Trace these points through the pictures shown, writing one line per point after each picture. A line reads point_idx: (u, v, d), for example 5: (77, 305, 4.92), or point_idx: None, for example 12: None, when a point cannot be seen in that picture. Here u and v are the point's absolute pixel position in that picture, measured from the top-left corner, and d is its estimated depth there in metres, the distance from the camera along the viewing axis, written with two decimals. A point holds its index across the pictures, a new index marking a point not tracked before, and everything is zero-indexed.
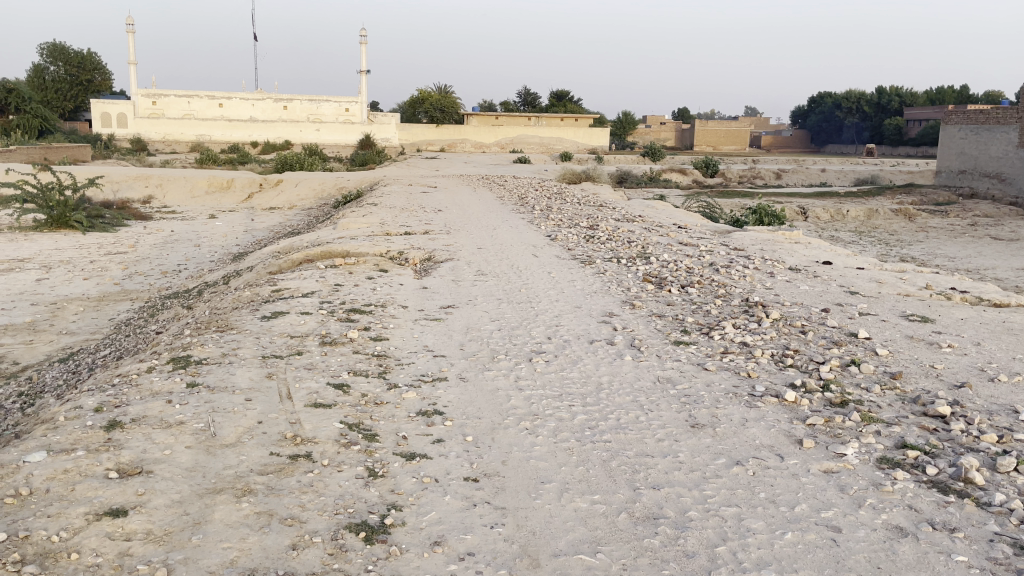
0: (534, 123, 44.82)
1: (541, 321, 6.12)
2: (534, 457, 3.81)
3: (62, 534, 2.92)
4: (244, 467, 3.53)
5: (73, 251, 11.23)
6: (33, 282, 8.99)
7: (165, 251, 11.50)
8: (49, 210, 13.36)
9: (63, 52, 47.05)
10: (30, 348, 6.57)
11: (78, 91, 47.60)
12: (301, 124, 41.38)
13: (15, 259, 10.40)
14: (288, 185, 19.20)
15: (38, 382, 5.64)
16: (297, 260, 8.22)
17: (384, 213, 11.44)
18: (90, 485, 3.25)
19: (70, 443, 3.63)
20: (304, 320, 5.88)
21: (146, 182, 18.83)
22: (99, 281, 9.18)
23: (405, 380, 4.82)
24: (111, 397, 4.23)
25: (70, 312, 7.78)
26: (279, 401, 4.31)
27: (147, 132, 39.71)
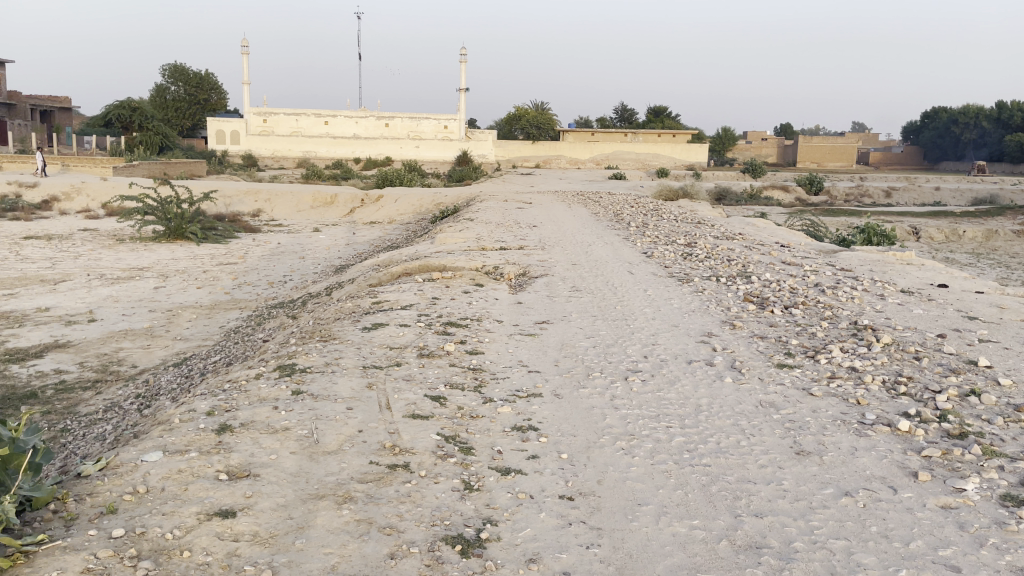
0: (630, 139, 44.55)
1: (637, 339, 6.03)
2: (631, 478, 3.74)
3: (176, 533, 3.04)
4: (345, 475, 3.61)
5: (188, 261, 11.81)
6: (151, 290, 9.51)
7: (272, 262, 11.95)
8: (168, 222, 14.15)
9: (182, 73, 49.98)
10: (147, 352, 6.94)
11: (195, 109, 50.33)
12: (402, 141, 42.43)
13: (136, 268, 11.04)
14: (388, 200, 19.69)
15: (154, 385, 5.96)
16: (396, 273, 8.41)
17: (480, 229, 11.58)
18: (202, 486, 3.40)
19: (184, 444, 3.81)
20: (403, 333, 5.98)
21: (256, 196, 19.67)
22: (211, 290, 9.63)
23: (500, 394, 4.83)
24: (222, 402, 4.42)
25: (184, 318, 8.19)
26: (379, 411, 4.40)
27: (258, 149, 41.75)
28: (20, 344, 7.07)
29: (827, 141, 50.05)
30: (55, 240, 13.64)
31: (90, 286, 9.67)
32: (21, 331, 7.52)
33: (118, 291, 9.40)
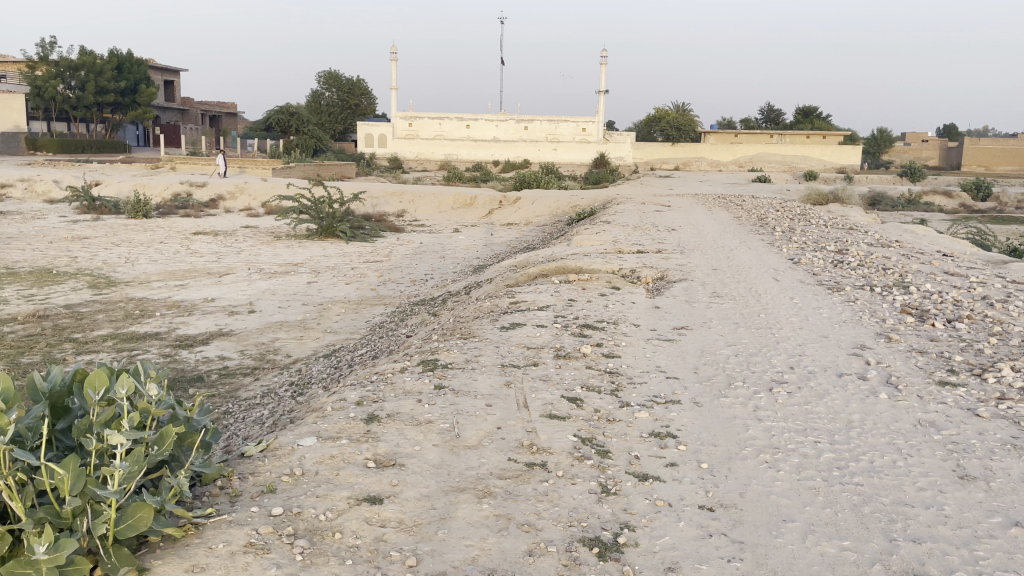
0: (776, 141, 42.96)
1: (782, 349, 5.81)
2: (776, 492, 3.60)
3: (328, 515, 3.22)
4: (485, 470, 3.69)
5: (338, 258, 12.45)
6: (305, 285, 10.10)
7: (415, 261, 12.39)
8: (320, 220, 14.96)
9: (337, 80, 52.88)
10: (300, 343, 7.39)
11: (347, 114, 52.91)
12: (541, 144, 42.84)
13: (290, 263, 11.75)
14: (526, 202, 19.95)
15: (306, 374, 6.33)
16: (533, 274, 8.52)
17: (617, 231, 11.51)
18: (351, 471, 3.57)
19: (336, 431, 4.03)
20: (540, 333, 6.05)
21: (400, 197, 20.44)
22: (359, 286, 10.11)
23: (637, 399, 4.78)
24: (369, 392, 4.63)
25: (334, 312, 8.64)
26: (517, 409, 4.46)
27: (404, 152, 43.26)
28: (190, 331, 7.69)
29: (997, 143, 46.14)
30: (220, 236, 14.74)
31: (251, 279, 10.39)
32: (191, 319, 8.18)
33: (275, 285, 10.03)
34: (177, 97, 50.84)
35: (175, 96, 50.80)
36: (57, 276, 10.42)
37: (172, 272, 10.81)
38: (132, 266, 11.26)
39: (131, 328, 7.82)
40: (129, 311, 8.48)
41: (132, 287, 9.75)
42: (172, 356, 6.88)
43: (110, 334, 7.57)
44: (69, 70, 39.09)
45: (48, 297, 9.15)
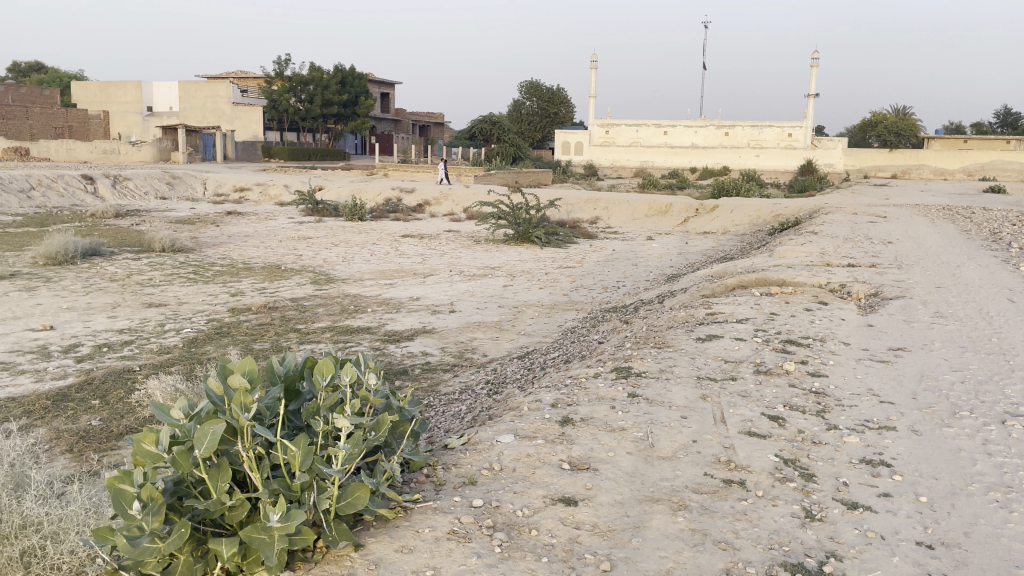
0: (1014, 147, 38.61)
1: (1017, 378, 5.22)
2: (1007, 536, 3.25)
3: (526, 511, 3.32)
4: (680, 482, 3.63)
5: (533, 263, 12.77)
6: (501, 287, 10.46)
7: (608, 268, 12.42)
8: (517, 226, 15.41)
9: (537, 89, 54.20)
10: (496, 343, 7.66)
11: (546, 123, 54.17)
12: (742, 151, 41.44)
13: (488, 267, 12.21)
14: (724, 211, 19.38)
15: (501, 374, 6.54)
16: (731, 285, 8.26)
17: (825, 243, 10.89)
18: (547, 471, 3.66)
19: (532, 430, 4.15)
20: (739, 346, 5.86)
21: (595, 205, 20.66)
22: (552, 291, 10.30)
23: (846, 422, 4.48)
24: (564, 396, 4.72)
25: (528, 315, 8.86)
26: (714, 423, 4.35)
27: (599, 159, 43.83)
28: (397, 327, 8.23)
29: None
30: (425, 239, 15.62)
31: (452, 280, 10.91)
32: (398, 316, 8.73)
33: (473, 287, 10.47)
34: (391, 108, 54.50)
35: (389, 107, 54.50)
36: (285, 272, 11.53)
37: (382, 271, 11.60)
38: (348, 265, 12.21)
39: (345, 322, 8.48)
40: (344, 306, 9.21)
41: (347, 284, 10.58)
42: (381, 349, 7.39)
43: (328, 326, 8.25)
44: (300, 85, 43.22)
45: (277, 290, 10.14)
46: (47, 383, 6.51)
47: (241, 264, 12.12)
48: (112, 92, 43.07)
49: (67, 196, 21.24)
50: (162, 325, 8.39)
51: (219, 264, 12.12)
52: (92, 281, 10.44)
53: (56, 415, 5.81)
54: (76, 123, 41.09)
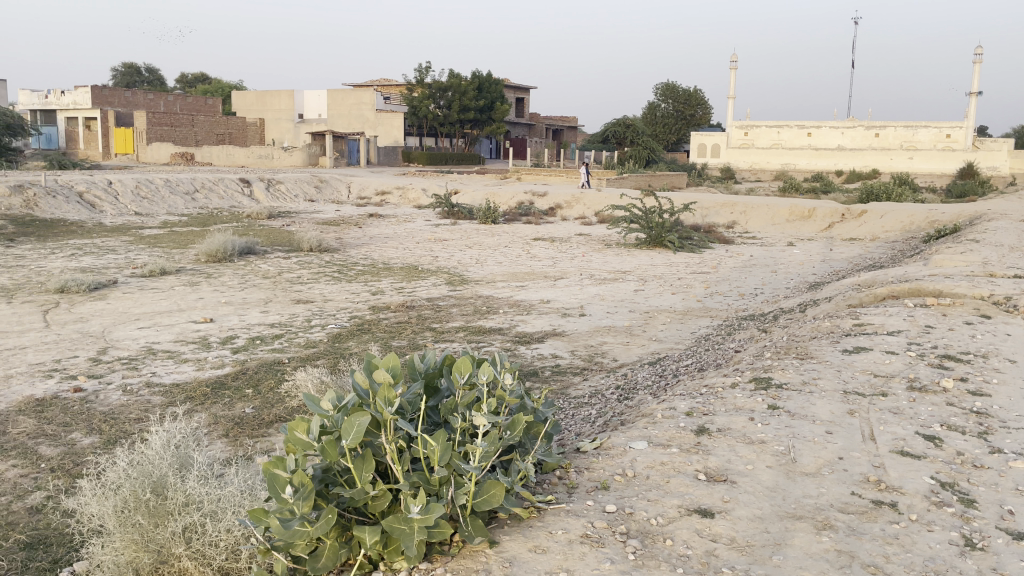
0: None
1: None
2: None
3: (660, 520, 3.27)
4: (824, 501, 3.46)
5: (666, 268, 12.58)
6: (632, 292, 10.36)
7: (744, 274, 12.05)
8: (650, 230, 15.20)
9: (673, 91, 53.37)
10: (627, 348, 7.58)
11: (682, 125, 53.32)
12: (893, 152, 39.07)
13: (620, 271, 12.13)
14: (872, 216, 18.35)
15: (631, 380, 6.46)
16: (880, 294, 7.81)
17: (988, 251, 10.09)
18: (682, 481, 3.59)
19: (666, 438, 4.09)
20: (890, 360, 5.52)
21: (732, 208, 20.10)
22: (686, 297, 10.10)
23: (1013, 446, 4.13)
24: (700, 405, 4.62)
25: (660, 321, 8.73)
26: (862, 440, 4.13)
27: (737, 162, 42.85)
28: (528, 329, 8.31)
29: None
30: (557, 242, 15.69)
31: (583, 284, 10.92)
32: (529, 318, 8.82)
33: (604, 291, 10.44)
34: (525, 112, 55.16)
35: (523, 111, 55.20)
36: (421, 272, 11.90)
37: (514, 273, 11.76)
38: (481, 266, 12.46)
39: (478, 322, 8.66)
40: (477, 307, 9.41)
41: (480, 285, 10.80)
42: (512, 350, 7.48)
43: (461, 326, 8.44)
44: (439, 91, 44.94)
45: (414, 290, 10.49)
46: (207, 371, 7.04)
47: (381, 264, 12.63)
48: (267, 101, 46.08)
49: (226, 198, 22.86)
50: (309, 320, 8.87)
51: (360, 264, 12.67)
52: (247, 278, 11.19)
53: (213, 402, 6.26)
54: (235, 130, 44.17)
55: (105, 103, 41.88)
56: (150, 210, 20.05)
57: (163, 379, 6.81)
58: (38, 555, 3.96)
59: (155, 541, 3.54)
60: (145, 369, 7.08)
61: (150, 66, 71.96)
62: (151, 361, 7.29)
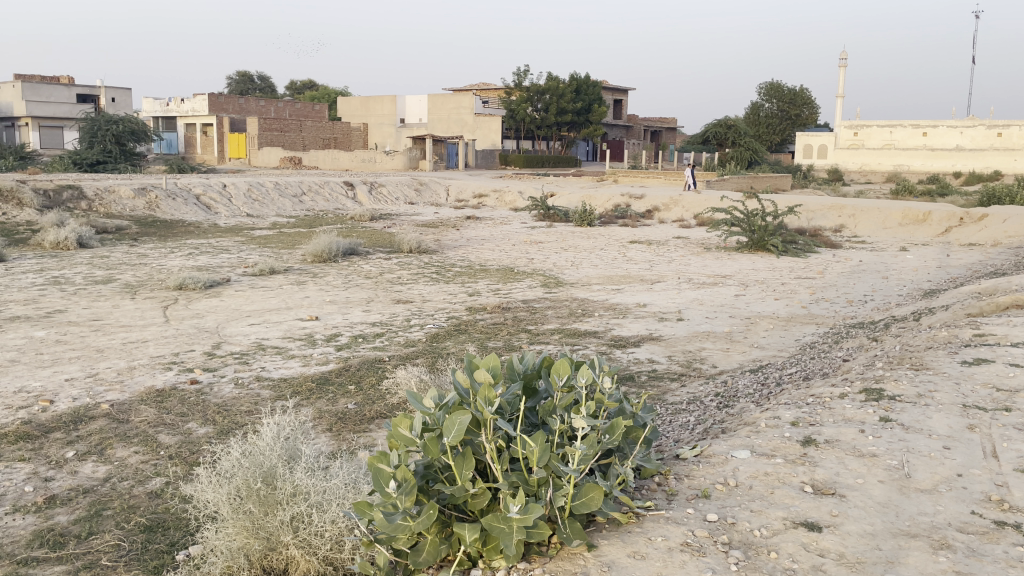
0: None
1: None
2: None
3: (764, 532, 3.18)
4: (941, 519, 3.29)
5: (768, 272, 12.22)
6: (733, 297, 10.11)
7: (852, 280, 11.57)
8: (752, 234, 14.81)
9: (778, 91, 51.92)
10: (727, 355, 7.40)
11: (787, 125, 51.64)
12: (1018, 152, 36.65)
13: (720, 275, 11.87)
14: (994, 221, 17.27)
15: (731, 387, 6.29)
16: (1003, 303, 7.35)
17: None
18: (787, 492, 3.49)
19: (770, 448, 3.98)
20: (1015, 373, 5.18)
21: (840, 212, 19.34)
22: (789, 303, 9.78)
23: None
24: (806, 415, 4.47)
25: (762, 327, 8.48)
26: (983, 457, 3.89)
27: (845, 163, 41.18)
28: (624, 333, 8.23)
29: None
30: (654, 245, 15.49)
31: (681, 288, 10.74)
32: (625, 322, 8.74)
33: (703, 295, 10.23)
34: (623, 114, 54.73)
35: (621, 113, 54.78)
36: (517, 274, 11.98)
37: (610, 276, 11.68)
38: (577, 269, 12.44)
39: (574, 325, 8.64)
40: (572, 309, 9.40)
41: (576, 288, 10.78)
42: (608, 354, 7.43)
43: (557, 329, 8.45)
44: (537, 94, 45.20)
45: (511, 292, 10.56)
46: (313, 367, 7.30)
47: (478, 265, 12.79)
48: (371, 107, 47.47)
49: (331, 200, 23.65)
50: (408, 319, 9.08)
51: (458, 265, 12.87)
52: (350, 278, 11.54)
53: (318, 397, 6.49)
54: (340, 134, 45.68)
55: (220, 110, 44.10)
56: (260, 211, 20.99)
57: (272, 374, 7.11)
58: (157, 537, 4.19)
59: (265, 528, 3.69)
60: (255, 364, 7.41)
61: (262, 74, 75.31)
62: (261, 356, 7.63)
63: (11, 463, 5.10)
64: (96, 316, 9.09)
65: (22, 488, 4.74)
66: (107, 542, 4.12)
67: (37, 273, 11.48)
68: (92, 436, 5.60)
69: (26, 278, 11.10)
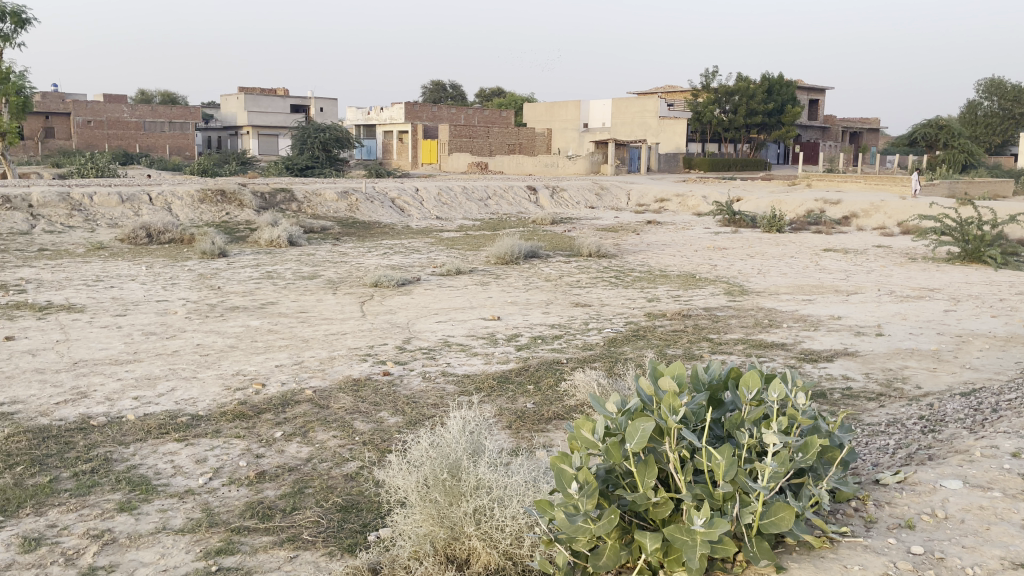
0: None
1: None
2: None
3: (977, 571, 2.90)
4: None
5: (984, 286, 11.11)
6: (941, 312, 9.30)
7: None
8: (965, 243, 13.54)
9: (999, 87, 47.32)
10: (933, 375, 6.80)
11: (1009, 125, 46.95)
12: None
13: (926, 288, 10.94)
14: None
15: (938, 411, 5.77)
16: None
17: None
18: (1006, 530, 3.16)
19: (986, 480, 3.62)
20: None
21: None
22: (1009, 321, 8.85)
23: None
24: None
25: (976, 347, 7.72)
26: None
27: None
28: (815, 346, 7.80)
29: None
30: (850, 254, 14.56)
31: (880, 301, 10.02)
32: (816, 335, 8.28)
33: (907, 309, 9.48)
34: (819, 115, 51.83)
35: (817, 114, 51.92)
36: (699, 281, 11.70)
37: (801, 286, 11.11)
38: (764, 277, 11.95)
39: (760, 336, 8.30)
40: (759, 319, 9.02)
41: (762, 297, 10.35)
42: (798, 368, 7.07)
43: (741, 339, 8.15)
44: (726, 95, 43.98)
45: (692, 299, 10.33)
46: (494, 365, 7.53)
47: (659, 271, 12.62)
48: (556, 112, 48.18)
49: (515, 204, 24.25)
50: (587, 323, 9.12)
51: (638, 270, 12.76)
52: (531, 280, 11.77)
53: (499, 394, 6.67)
54: (524, 140, 46.80)
55: (414, 117, 46.58)
56: (448, 214, 21.95)
57: (457, 369, 7.41)
58: (351, 517, 4.49)
59: (449, 518, 3.84)
60: (441, 359, 7.75)
61: (454, 82, 78.71)
62: (446, 353, 7.96)
63: (229, 439, 5.67)
64: (302, 308, 9.90)
65: (237, 463, 5.25)
66: (308, 518, 4.48)
67: (254, 268, 12.68)
68: (296, 419, 6.10)
69: (245, 272, 12.30)
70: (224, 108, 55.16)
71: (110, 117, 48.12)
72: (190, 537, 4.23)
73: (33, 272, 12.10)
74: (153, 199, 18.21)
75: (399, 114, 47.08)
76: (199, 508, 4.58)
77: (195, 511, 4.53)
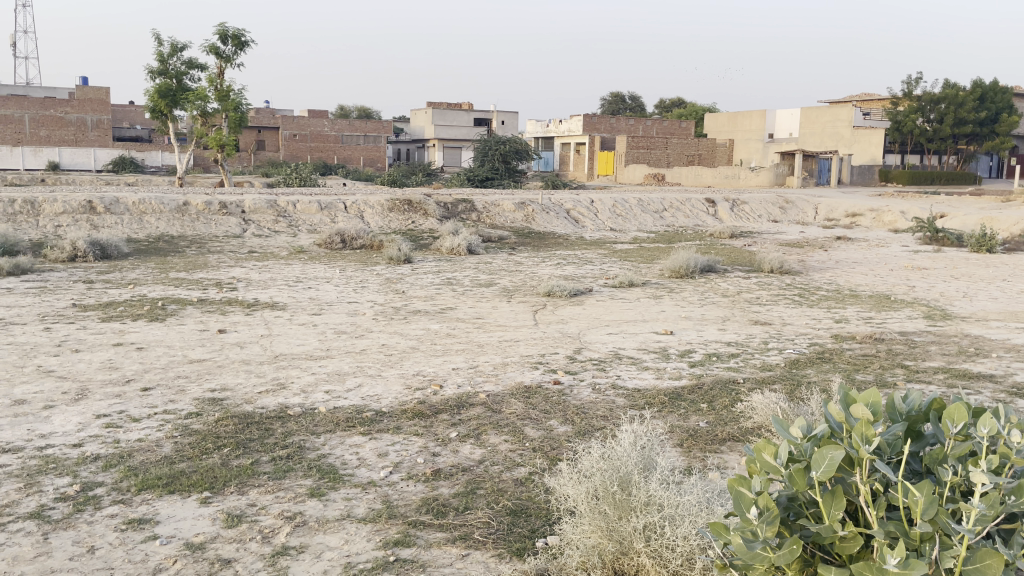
0: None
1: None
2: None
3: None
4: None
5: None
6: None
7: None
8: None
9: None
10: None
11: None
12: None
13: None
14: None
15: None
16: None
17: None
18: None
19: None
20: None
21: None
22: None
23: None
24: None
25: None
26: None
27: None
28: None
29: None
30: None
31: None
32: None
33: None
34: None
35: None
36: (894, 302, 10.88)
37: (1015, 312, 10.03)
38: (970, 301, 10.91)
39: (964, 365, 7.58)
40: (963, 347, 8.25)
41: (968, 323, 9.44)
42: (1009, 403, 6.38)
43: (941, 368, 7.48)
44: (931, 103, 40.64)
45: (885, 322, 9.62)
46: (666, 381, 7.39)
47: (848, 291, 11.88)
48: (738, 123, 46.66)
49: (692, 217, 23.74)
50: (767, 343, 8.75)
51: (824, 288, 12.09)
52: (708, 295, 11.48)
53: (671, 411, 6.55)
54: (703, 151, 45.73)
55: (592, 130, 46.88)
56: (623, 225, 21.89)
57: (627, 383, 7.35)
58: (521, 521, 4.58)
59: (619, 532, 3.83)
60: (612, 371, 7.73)
61: (635, 94, 78.23)
62: (618, 365, 7.92)
63: (408, 436, 5.95)
64: (479, 315, 10.22)
65: (415, 459, 5.51)
66: (479, 518, 4.61)
67: (435, 274, 13.27)
68: (470, 421, 6.31)
69: (427, 278, 12.89)
70: (413, 122, 58.22)
71: (312, 131, 52.35)
72: (371, 526, 4.48)
73: (243, 272, 13.38)
74: (348, 207, 19.56)
75: (577, 127, 47.56)
76: (379, 500, 4.84)
77: (375, 503, 4.80)
